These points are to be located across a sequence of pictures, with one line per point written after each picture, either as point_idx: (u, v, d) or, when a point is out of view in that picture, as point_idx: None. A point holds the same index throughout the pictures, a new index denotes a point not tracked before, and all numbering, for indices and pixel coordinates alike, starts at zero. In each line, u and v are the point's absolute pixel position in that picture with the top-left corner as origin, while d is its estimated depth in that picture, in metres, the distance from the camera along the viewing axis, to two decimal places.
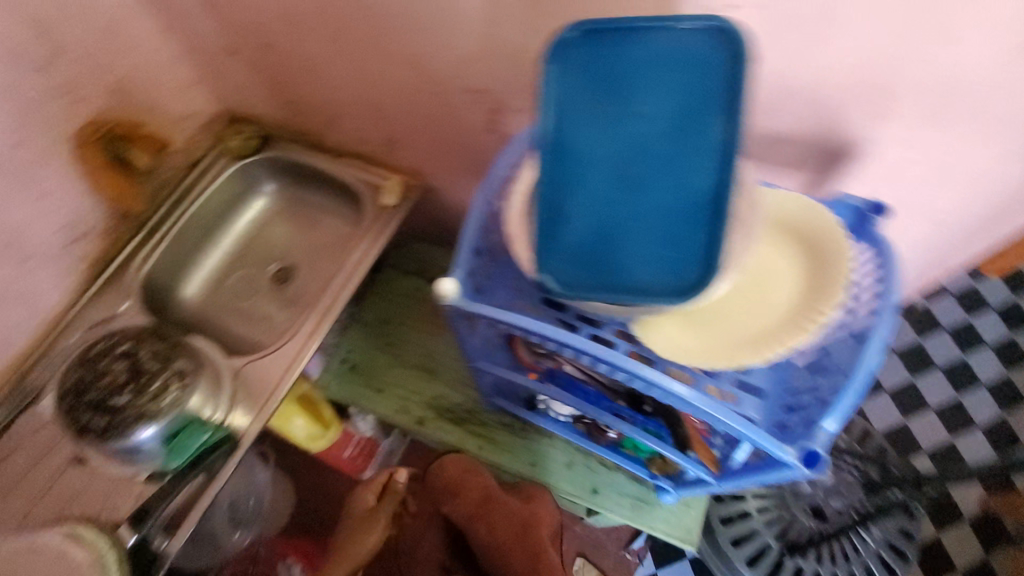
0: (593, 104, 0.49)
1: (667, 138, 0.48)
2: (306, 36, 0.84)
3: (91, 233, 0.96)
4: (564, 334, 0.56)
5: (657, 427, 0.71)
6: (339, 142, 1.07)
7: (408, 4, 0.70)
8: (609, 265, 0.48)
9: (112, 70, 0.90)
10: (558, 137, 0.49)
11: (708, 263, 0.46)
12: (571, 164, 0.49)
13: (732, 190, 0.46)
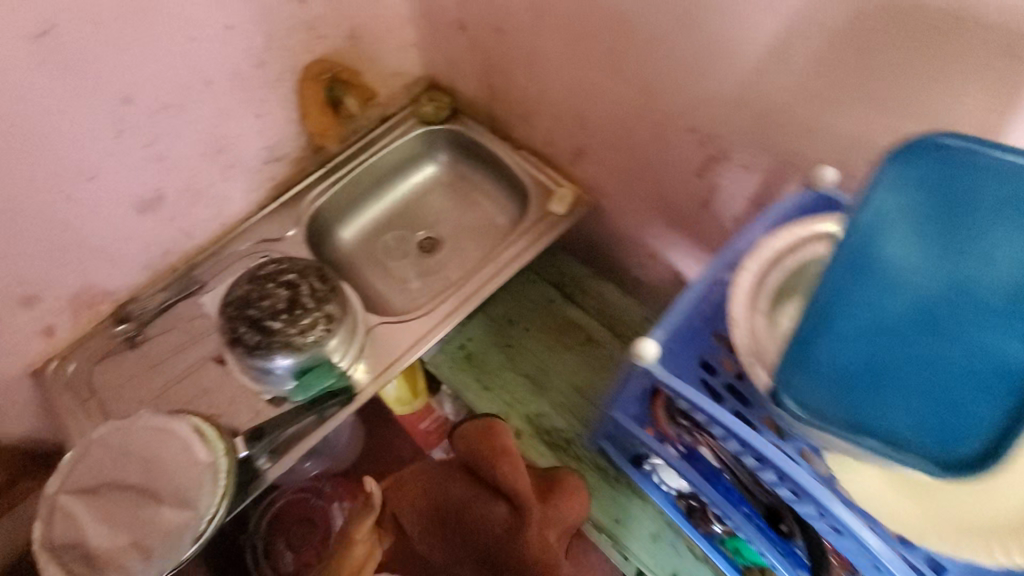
0: (921, 231, 0.45)
1: (1000, 296, 0.43)
2: (544, 33, 0.81)
3: (284, 158, 1.03)
4: (762, 445, 0.50)
5: (785, 547, 0.66)
6: (526, 137, 1.05)
7: (671, 31, 0.66)
8: (868, 404, 0.46)
9: (353, 16, 0.94)
10: (865, 253, 0.46)
11: (992, 443, 0.42)
12: (869, 285, 0.47)
13: None
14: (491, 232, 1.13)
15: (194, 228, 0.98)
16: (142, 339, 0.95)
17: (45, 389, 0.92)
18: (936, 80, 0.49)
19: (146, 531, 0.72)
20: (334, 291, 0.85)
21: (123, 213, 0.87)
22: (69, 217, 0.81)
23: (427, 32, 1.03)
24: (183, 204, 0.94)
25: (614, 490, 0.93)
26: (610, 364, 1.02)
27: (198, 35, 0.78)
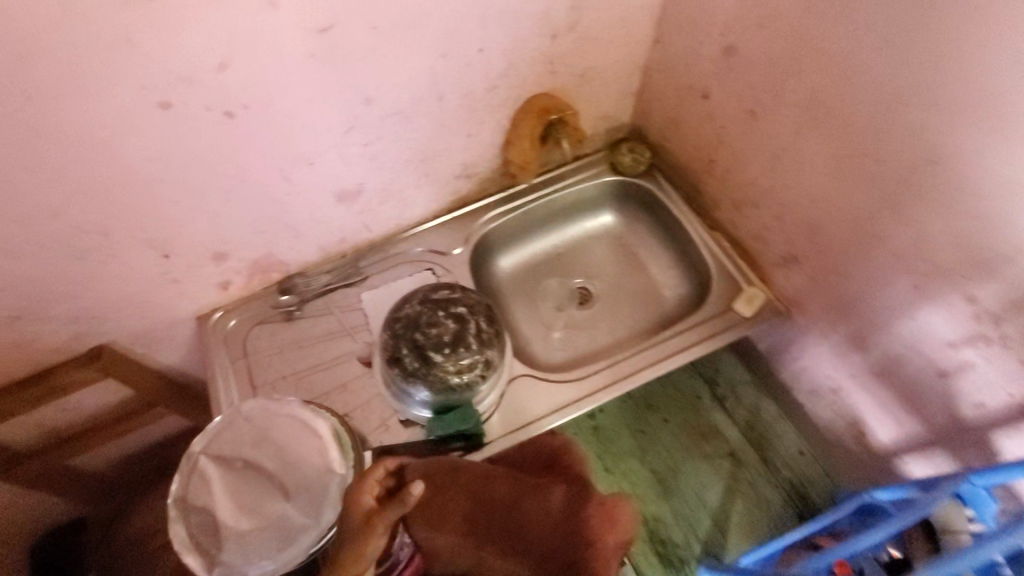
0: None
1: None
2: (810, 135, 0.71)
3: (474, 177, 1.01)
4: None
5: None
6: (724, 221, 0.96)
7: (998, 188, 0.55)
8: None
9: (592, 59, 0.89)
10: None
11: None
12: None
13: None
14: (653, 305, 1.05)
15: (373, 223, 0.99)
16: (298, 315, 0.98)
17: (205, 335, 0.97)
18: None
19: (269, 521, 0.73)
20: (497, 336, 0.82)
21: (322, 198, 0.89)
22: (281, 192, 0.84)
23: (656, 88, 0.95)
24: (374, 201, 0.94)
25: None
26: (749, 491, 0.92)
27: (450, 53, 0.76)
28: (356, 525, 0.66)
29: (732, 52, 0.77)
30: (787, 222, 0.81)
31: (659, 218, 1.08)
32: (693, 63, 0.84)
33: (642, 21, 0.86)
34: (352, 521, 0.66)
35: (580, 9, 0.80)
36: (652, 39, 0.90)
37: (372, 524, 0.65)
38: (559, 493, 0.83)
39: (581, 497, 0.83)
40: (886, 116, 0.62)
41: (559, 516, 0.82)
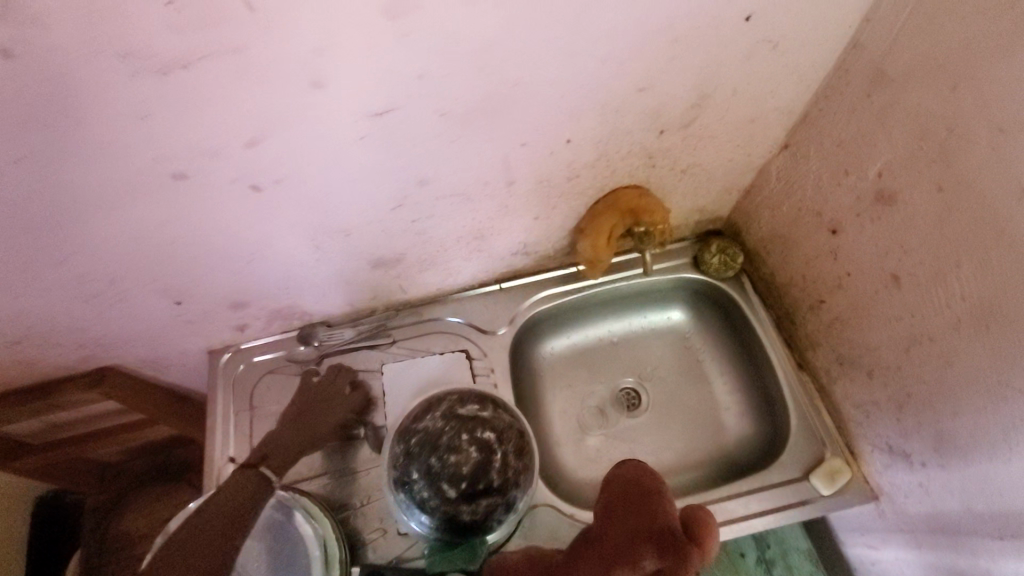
0: None
1: None
2: (974, 341, 0.54)
3: (532, 254, 0.87)
4: None
5: None
6: (817, 366, 0.80)
7: None
8: None
9: (701, 156, 0.73)
10: None
11: None
12: None
13: None
14: (711, 435, 0.90)
15: (411, 287, 0.87)
16: (313, 371, 0.89)
17: (213, 375, 0.89)
18: None
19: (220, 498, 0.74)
20: (525, 473, 0.71)
21: (358, 263, 0.78)
22: (309, 257, 0.73)
23: (770, 196, 0.78)
24: (415, 269, 0.83)
25: None
26: None
27: (531, 142, 0.62)
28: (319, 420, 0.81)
29: (888, 200, 0.59)
30: (908, 413, 0.65)
31: (739, 333, 0.91)
32: (830, 190, 0.67)
33: (776, 122, 0.69)
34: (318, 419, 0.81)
35: (702, 105, 0.63)
36: (781, 142, 0.73)
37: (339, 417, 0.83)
38: (653, 557, 0.54)
39: (647, 535, 0.56)
40: None
41: (650, 519, 0.57)
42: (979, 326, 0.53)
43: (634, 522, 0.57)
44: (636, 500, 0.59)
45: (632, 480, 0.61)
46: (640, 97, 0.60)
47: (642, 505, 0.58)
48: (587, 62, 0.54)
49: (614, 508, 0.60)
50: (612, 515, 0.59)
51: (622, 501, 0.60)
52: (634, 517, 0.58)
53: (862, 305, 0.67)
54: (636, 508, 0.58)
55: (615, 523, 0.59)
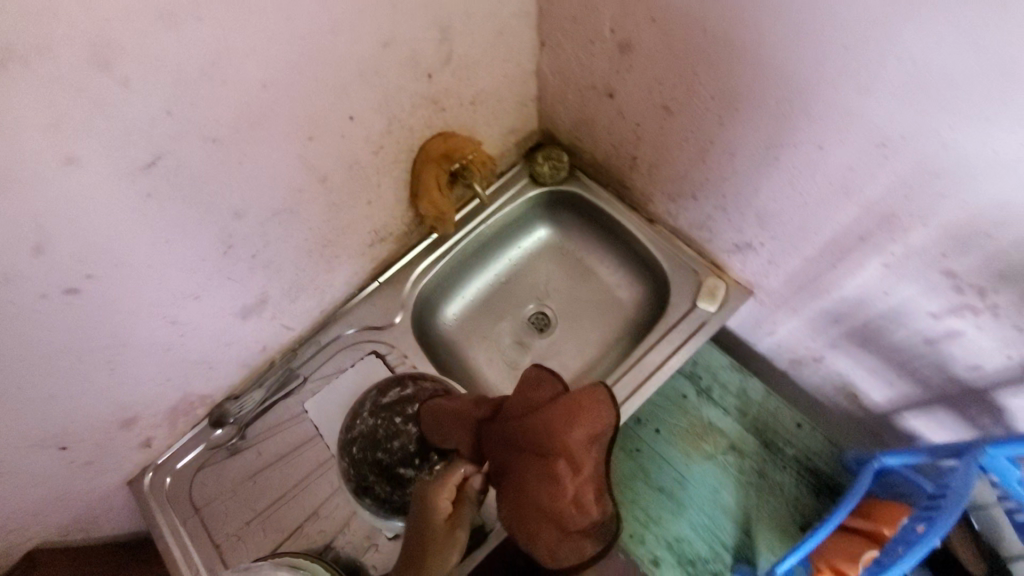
0: None
1: None
2: (737, 127, 0.63)
3: (390, 237, 0.90)
4: None
5: None
6: (662, 213, 0.89)
7: (947, 163, 0.47)
8: None
9: (478, 81, 0.78)
10: None
11: None
12: None
13: None
14: (615, 314, 0.99)
15: (293, 321, 0.87)
16: (243, 445, 0.87)
17: (143, 501, 0.84)
18: None
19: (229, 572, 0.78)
20: None
21: (226, 321, 0.76)
22: (171, 336, 0.71)
23: (556, 90, 0.86)
24: (285, 302, 0.82)
25: None
26: (761, 482, 0.88)
27: (317, 133, 0.64)
28: (444, 541, 0.64)
29: (628, 49, 0.68)
30: (732, 208, 0.75)
31: (596, 220, 1.00)
32: (589, 62, 0.75)
33: (522, 25, 0.76)
34: (435, 535, 0.64)
35: (449, 37, 0.69)
36: (538, 41, 0.80)
37: (455, 530, 0.65)
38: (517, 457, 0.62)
39: (541, 444, 0.61)
40: (807, 101, 0.54)
41: (532, 438, 0.61)
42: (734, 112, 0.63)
43: (544, 429, 0.61)
44: (577, 430, 0.60)
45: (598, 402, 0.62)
46: (389, 52, 0.64)
47: (569, 433, 0.60)
48: (319, 37, 0.57)
49: (569, 404, 0.61)
50: (566, 401, 0.62)
51: (577, 413, 0.61)
52: (548, 422, 0.61)
53: (661, 143, 0.76)
54: (531, 425, 0.62)
55: (553, 415, 0.61)
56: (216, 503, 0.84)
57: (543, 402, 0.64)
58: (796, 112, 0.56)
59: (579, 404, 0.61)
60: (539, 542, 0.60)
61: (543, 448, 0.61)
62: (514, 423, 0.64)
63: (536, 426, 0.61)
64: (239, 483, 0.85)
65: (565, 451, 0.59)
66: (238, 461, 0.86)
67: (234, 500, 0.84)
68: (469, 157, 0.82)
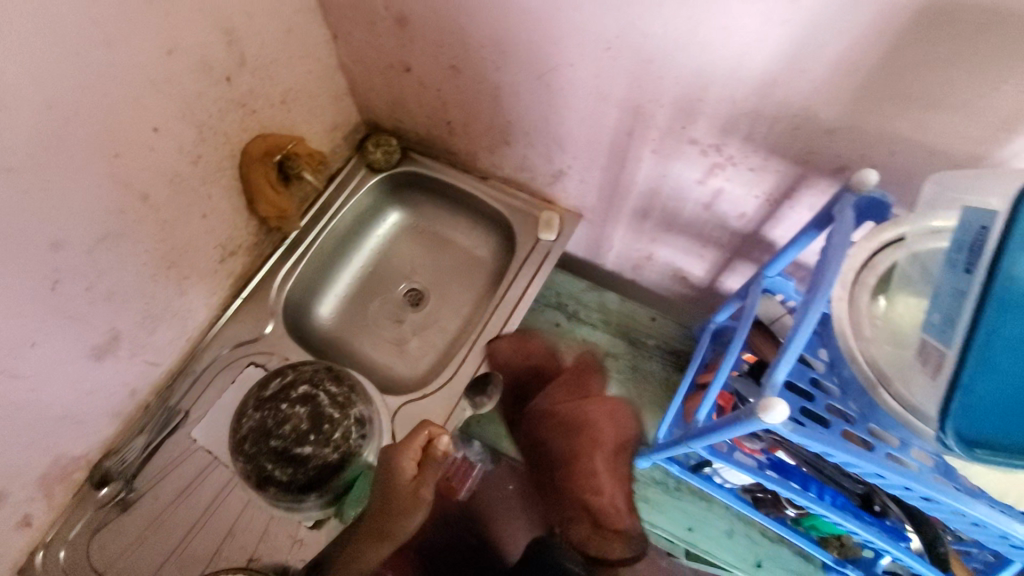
0: None
1: None
2: (511, 67, 0.75)
3: (240, 250, 0.91)
4: (853, 455, 0.48)
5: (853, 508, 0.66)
6: (490, 167, 0.99)
7: (652, 50, 0.61)
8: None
9: (281, 81, 0.84)
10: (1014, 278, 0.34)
11: None
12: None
13: None
14: (477, 270, 1.07)
15: (159, 355, 0.85)
16: (135, 496, 0.82)
17: None
18: (989, 63, 0.45)
19: None
20: (353, 391, 0.80)
21: (80, 368, 0.73)
22: (19, 392, 0.66)
23: (362, 78, 0.93)
24: (141, 334, 0.80)
25: (677, 498, 0.92)
26: (635, 374, 1.00)
27: (123, 148, 0.66)
28: (407, 498, 0.75)
29: (405, 22, 0.77)
30: (535, 141, 0.86)
31: (437, 192, 1.08)
32: (379, 43, 0.83)
33: (308, 22, 0.83)
34: (402, 491, 0.75)
35: (236, 40, 0.74)
36: (330, 35, 0.87)
37: (420, 487, 0.75)
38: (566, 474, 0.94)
39: (585, 446, 0.92)
40: (547, 26, 0.66)
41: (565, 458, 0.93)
42: (501, 54, 0.74)
43: (584, 439, 0.92)
44: (603, 432, 0.92)
45: (614, 414, 0.93)
46: (175, 59, 0.67)
47: (591, 458, 0.91)
48: (98, 51, 0.59)
49: (593, 421, 0.92)
50: (583, 420, 0.92)
51: (600, 421, 0.92)
52: (572, 443, 0.93)
53: (462, 100, 0.86)
54: (563, 442, 0.93)
55: (589, 419, 0.92)
56: (119, 562, 0.79)
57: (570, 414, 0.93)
58: (544, 38, 0.67)
59: (585, 421, 0.92)
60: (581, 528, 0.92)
61: (588, 445, 0.92)
62: (553, 438, 0.94)
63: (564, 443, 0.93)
64: (142, 532, 0.80)
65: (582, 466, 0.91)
66: (135, 511, 0.81)
67: (139, 552, 0.79)
68: (293, 150, 0.87)
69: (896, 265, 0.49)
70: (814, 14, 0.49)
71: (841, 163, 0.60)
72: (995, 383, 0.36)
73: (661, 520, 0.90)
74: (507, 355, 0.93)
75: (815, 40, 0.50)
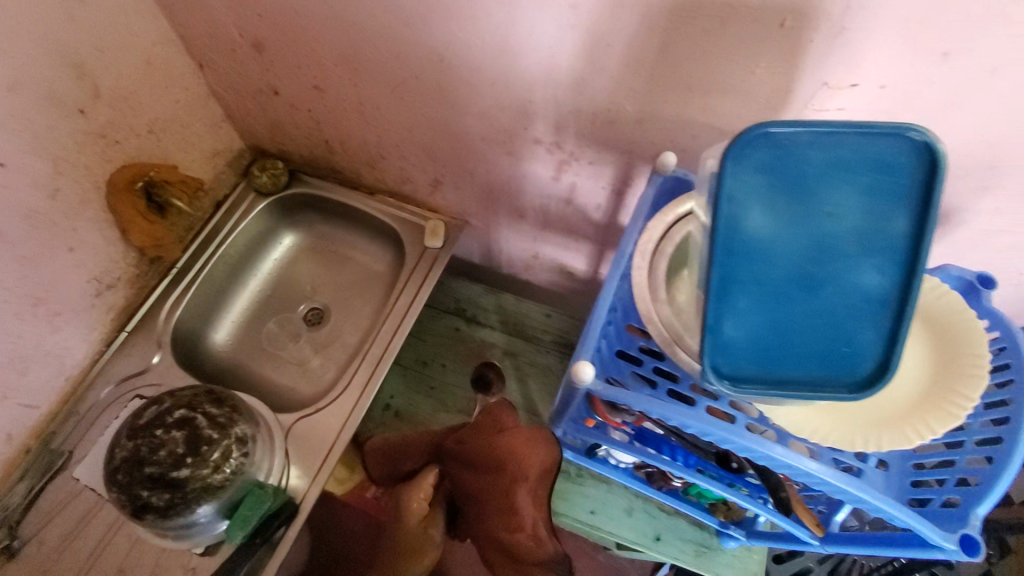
0: (779, 203, 0.39)
1: (821, 251, 0.40)
2: (366, 85, 0.78)
3: (119, 282, 0.90)
4: (671, 408, 0.52)
5: (713, 469, 0.70)
6: (375, 182, 1.02)
7: (479, 57, 0.66)
8: (772, 375, 0.42)
9: (147, 112, 0.85)
10: (723, 232, 0.40)
11: (853, 371, 0.41)
12: (740, 257, 0.40)
13: (884, 290, 0.40)
14: (376, 283, 1.08)
15: (37, 397, 0.82)
16: (19, 547, 0.79)
17: None
18: (737, 53, 0.52)
19: None
20: (234, 410, 0.77)
21: None
22: None
23: (235, 104, 0.95)
24: (12, 378, 0.78)
25: (580, 485, 0.95)
26: (532, 368, 1.05)
27: None
28: (414, 538, 0.93)
29: (261, 47, 0.80)
30: (407, 153, 0.90)
31: (329, 211, 1.10)
32: (243, 69, 0.86)
33: (168, 53, 0.85)
34: (411, 532, 0.93)
35: (88, 74, 0.75)
36: (196, 65, 0.90)
37: (428, 528, 0.93)
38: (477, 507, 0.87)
39: (506, 484, 0.82)
40: (386, 40, 0.70)
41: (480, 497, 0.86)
42: (354, 72, 0.77)
43: (505, 479, 0.83)
44: (522, 465, 0.81)
45: (535, 444, 0.80)
46: (18, 94, 0.67)
47: (512, 496, 0.81)
48: None
49: (512, 454, 0.82)
50: (497, 453, 0.84)
51: (520, 451, 0.81)
52: (485, 484, 0.85)
53: (333, 119, 0.89)
54: (475, 481, 0.87)
55: (509, 451, 0.83)
56: None
57: (484, 447, 0.86)
58: (386, 53, 0.72)
59: (500, 455, 0.84)
60: (504, 570, 0.85)
61: (508, 482, 0.82)
62: (469, 476, 0.87)
63: (481, 479, 0.85)
64: None
65: (495, 507, 0.84)
66: (16, 563, 0.78)
67: None
68: (161, 173, 0.88)
69: (690, 235, 0.54)
70: (594, 16, 0.55)
71: (656, 147, 0.66)
72: (738, 324, 0.41)
73: (567, 508, 0.93)
74: (392, 442, 0.97)
75: (603, 40, 0.57)
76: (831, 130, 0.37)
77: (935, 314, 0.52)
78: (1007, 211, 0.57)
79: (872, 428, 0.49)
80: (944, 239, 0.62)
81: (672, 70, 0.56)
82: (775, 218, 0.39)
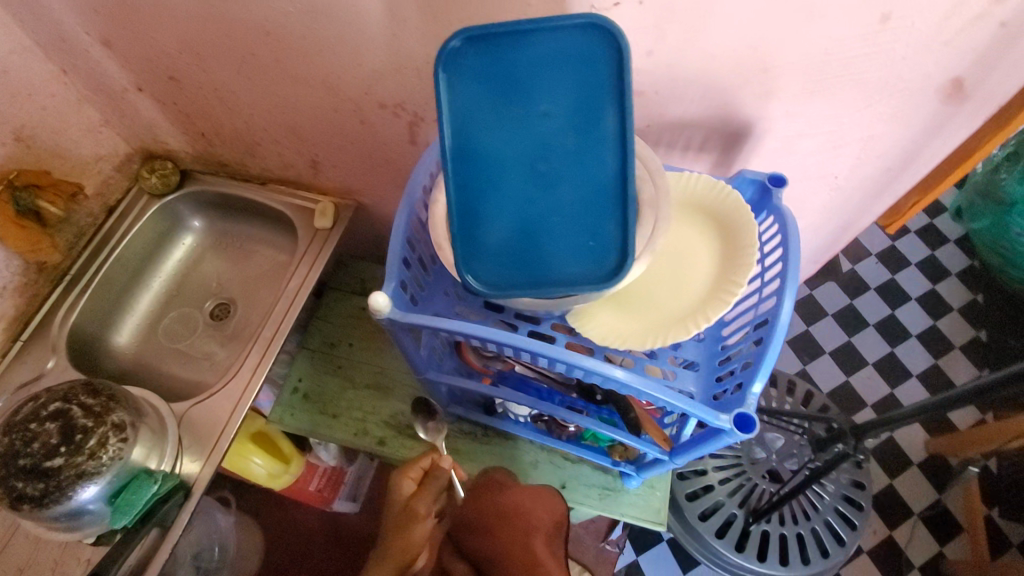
0: (504, 108, 0.47)
1: (551, 148, 0.48)
2: (215, 68, 0.80)
3: (6, 290, 0.91)
4: (482, 330, 0.53)
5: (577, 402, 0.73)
6: (263, 170, 1.02)
7: (298, 23, 0.68)
8: (534, 267, 0.49)
9: (10, 119, 0.86)
10: (462, 143, 0.48)
11: (602, 254, 0.48)
12: (481, 166, 0.48)
13: (613, 176, 0.47)
14: (280, 271, 1.09)
15: None
16: None
17: None
18: None
19: None
20: (112, 399, 0.77)
21: None
22: None
23: (109, 105, 0.96)
24: None
25: (485, 444, 0.96)
26: None
27: None
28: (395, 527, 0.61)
29: (111, 43, 0.82)
30: (279, 136, 0.91)
31: (226, 205, 1.11)
32: (104, 69, 0.87)
33: (25, 59, 0.86)
34: (394, 510, 0.65)
35: None
36: (60, 70, 0.91)
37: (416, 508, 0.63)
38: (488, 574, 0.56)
39: (515, 542, 0.57)
40: (213, 15, 0.71)
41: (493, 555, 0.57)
42: (200, 56, 0.79)
43: (517, 529, 0.58)
44: (537, 516, 0.62)
45: (541, 496, 0.64)
46: None
47: (532, 548, 0.56)
48: None
49: (519, 506, 0.62)
50: (502, 508, 0.62)
51: (525, 505, 0.63)
52: (497, 546, 0.57)
53: (202, 108, 0.90)
54: (487, 536, 0.58)
55: (512, 507, 0.61)
56: None
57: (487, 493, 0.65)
58: (219, 30, 0.73)
59: (512, 510, 0.61)
60: None
61: (525, 538, 0.57)
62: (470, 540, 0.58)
63: (490, 539, 0.58)
64: None
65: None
66: None
67: None
68: (26, 178, 0.89)
69: None
70: None
71: None
72: (495, 225, 0.49)
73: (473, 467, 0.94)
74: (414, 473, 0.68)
75: None
76: (530, 38, 0.46)
77: (722, 213, 0.56)
78: (797, 111, 0.59)
79: (665, 324, 0.52)
80: (756, 150, 0.65)
81: (461, 7, 0.57)
82: (505, 124, 0.48)
